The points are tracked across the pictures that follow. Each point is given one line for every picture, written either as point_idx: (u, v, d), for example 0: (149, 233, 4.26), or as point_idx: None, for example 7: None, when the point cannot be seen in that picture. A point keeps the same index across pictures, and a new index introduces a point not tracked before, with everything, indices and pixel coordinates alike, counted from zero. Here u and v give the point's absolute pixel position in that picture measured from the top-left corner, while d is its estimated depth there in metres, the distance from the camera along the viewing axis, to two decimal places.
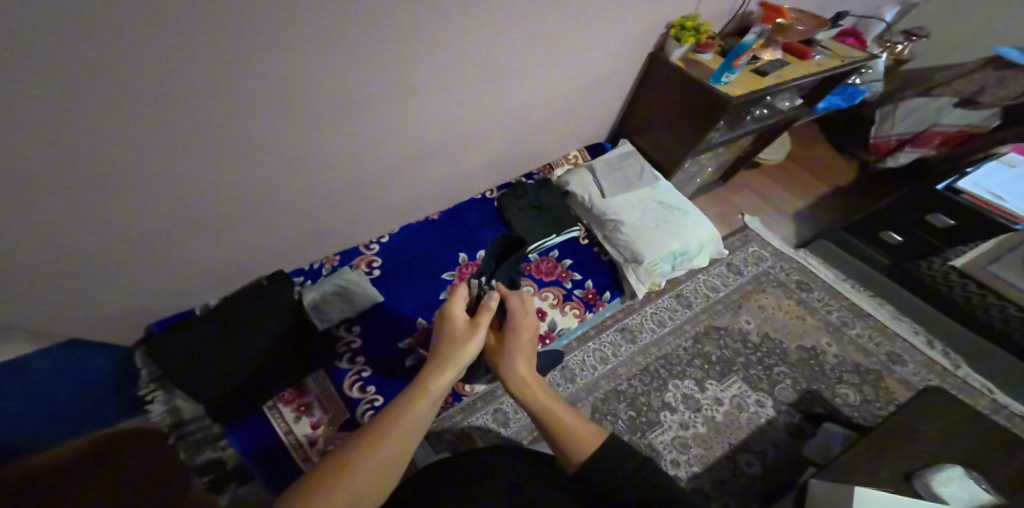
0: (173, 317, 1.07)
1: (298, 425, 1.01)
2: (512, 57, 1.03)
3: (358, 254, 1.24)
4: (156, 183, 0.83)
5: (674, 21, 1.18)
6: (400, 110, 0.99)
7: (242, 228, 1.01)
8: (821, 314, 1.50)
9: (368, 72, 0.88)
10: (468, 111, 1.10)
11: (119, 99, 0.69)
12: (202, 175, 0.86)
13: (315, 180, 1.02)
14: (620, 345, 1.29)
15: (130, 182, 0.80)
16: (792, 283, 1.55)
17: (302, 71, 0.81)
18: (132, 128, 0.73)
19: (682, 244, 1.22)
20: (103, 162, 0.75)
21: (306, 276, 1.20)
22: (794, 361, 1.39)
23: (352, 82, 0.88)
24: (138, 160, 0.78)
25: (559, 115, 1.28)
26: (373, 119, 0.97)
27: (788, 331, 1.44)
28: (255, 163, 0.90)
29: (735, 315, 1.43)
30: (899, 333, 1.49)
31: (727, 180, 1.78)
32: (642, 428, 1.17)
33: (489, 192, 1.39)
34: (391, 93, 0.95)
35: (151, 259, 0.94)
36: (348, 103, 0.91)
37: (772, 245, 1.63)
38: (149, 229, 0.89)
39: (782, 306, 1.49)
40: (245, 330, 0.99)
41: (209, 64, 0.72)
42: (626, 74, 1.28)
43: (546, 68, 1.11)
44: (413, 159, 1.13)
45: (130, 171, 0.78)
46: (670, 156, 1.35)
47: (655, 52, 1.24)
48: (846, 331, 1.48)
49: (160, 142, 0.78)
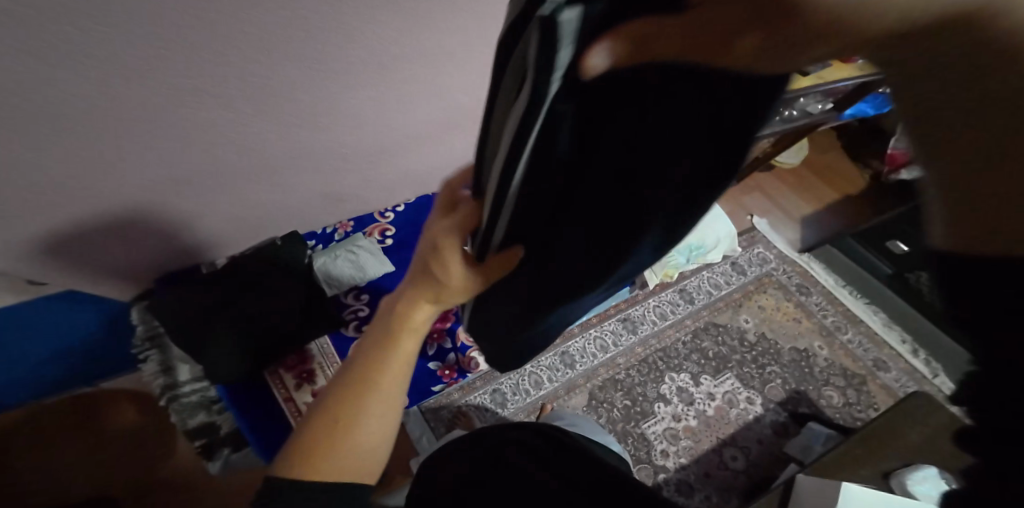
0: (173, 273, 1.03)
1: (298, 393, 1.00)
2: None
3: (371, 221, 1.20)
4: (166, 143, 0.79)
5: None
6: (426, 76, 0.94)
7: (252, 189, 0.97)
8: (816, 317, 1.53)
9: (392, 39, 0.82)
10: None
11: (132, 51, 0.64)
12: (212, 133, 0.81)
13: (332, 145, 0.97)
14: (620, 334, 1.29)
15: (137, 138, 0.75)
16: (792, 286, 1.56)
17: (330, 33, 0.75)
18: (143, 87, 0.69)
19: (699, 238, 1.24)
20: (106, 114, 0.70)
21: (317, 241, 1.16)
22: (786, 362, 1.42)
23: (380, 45, 0.82)
24: (148, 118, 0.73)
25: None
26: (395, 83, 0.92)
27: (783, 332, 1.46)
28: (268, 123, 0.85)
29: (734, 314, 1.44)
30: (887, 341, 1.53)
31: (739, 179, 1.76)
32: (636, 418, 1.20)
33: None
34: (418, 59, 0.89)
35: (159, 218, 0.91)
36: (373, 67, 0.86)
37: (778, 248, 1.62)
38: (155, 188, 0.85)
39: (780, 307, 1.51)
40: (256, 296, 0.98)
41: (235, 20, 0.66)
42: None
43: None
44: (434, 129, 1.08)
45: (140, 129, 0.74)
46: None
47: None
48: (837, 335, 1.51)
49: (171, 99, 0.73)
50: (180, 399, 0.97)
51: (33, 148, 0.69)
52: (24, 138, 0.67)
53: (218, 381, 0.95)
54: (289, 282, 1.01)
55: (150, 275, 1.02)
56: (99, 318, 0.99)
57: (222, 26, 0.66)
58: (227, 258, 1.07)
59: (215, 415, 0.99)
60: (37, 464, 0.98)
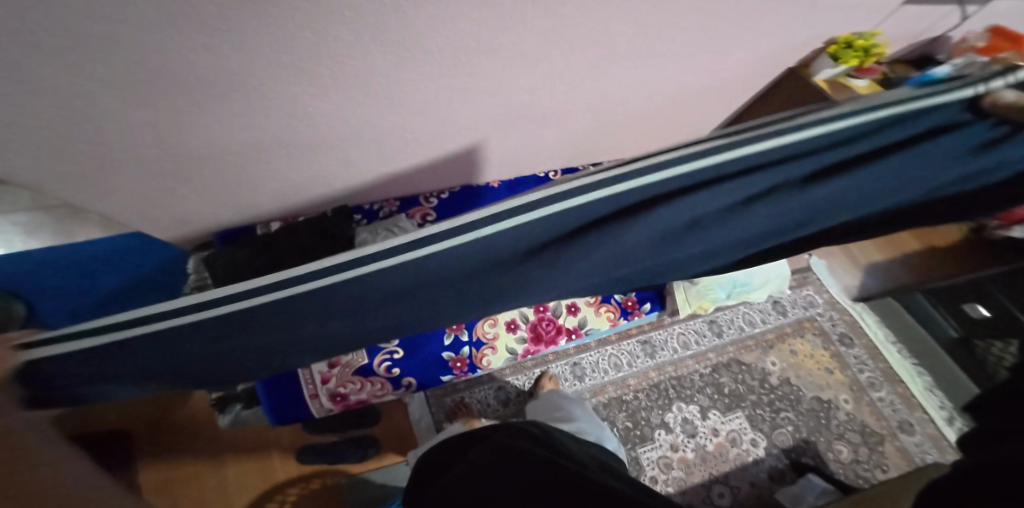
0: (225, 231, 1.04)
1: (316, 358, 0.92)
2: (627, 38, 0.87)
3: (415, 203, 1.10)
4: (221, 116, 0.77)
5: (842, 38, 1.10)
6: (490, 69, 0.85)
7: (296, 166, 0.95)
8: (850, 371, 1.45)
9: (465, 34, 0.75)
10: (558, 85, 0.95)
11: (175, 28, 0.59)
12: (254, 111, 0.78)
13: (384, 132, 0.93)
14: (637, 356, 1.29)
15: (181, 109, 0.73)
16: (834, 334, 1.49)
17: (390, 27, 0.69)
18: (201, 64, 0.65)
19: (745, 275, 1.16)
20: (139, 84, 0.66)
21: (362, 216, 1.07)
22: (803, 410, 1.37)
23: (441, 37, 0.74)
24: (206, 91, 0.71)
25: (652, 116, 1.16)
26: (456, 71, 0.83)
27: (809, 381, 1.41)
28: (320, 105, 0.81)
29: (762, 354, 1.39)
30: (922, 404, 1.44)
31: None
32: (634, 441, 1.21)
33: (552, 173, 1.24)
34: (482, 48, 0.80)
35: (217, 182, 0.92)
36: (423, 56, 0.77)
37: (829, 292, 1.55)
38: (210, 151, 0.84)
39: (814, 355, 1.44)
40: (294, 263, 0.94)
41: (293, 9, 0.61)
42: (746, 78, 1.14)
43: (661, 70, 1.00)
44: (488, 128, 1.02)
45: (198, 99, 0.72)
46: None
47: (788, 76, 1.21)
48: (869, 392, 1.44)
49: (211, 78, 0.69)
50: None
51: (79, 108, 0.67)
52: (87, 98, 0.66)
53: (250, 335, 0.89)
54: (323, 251, 0.97)
55: (206, 231, 1.06)
56: (156, 264, 1.08)
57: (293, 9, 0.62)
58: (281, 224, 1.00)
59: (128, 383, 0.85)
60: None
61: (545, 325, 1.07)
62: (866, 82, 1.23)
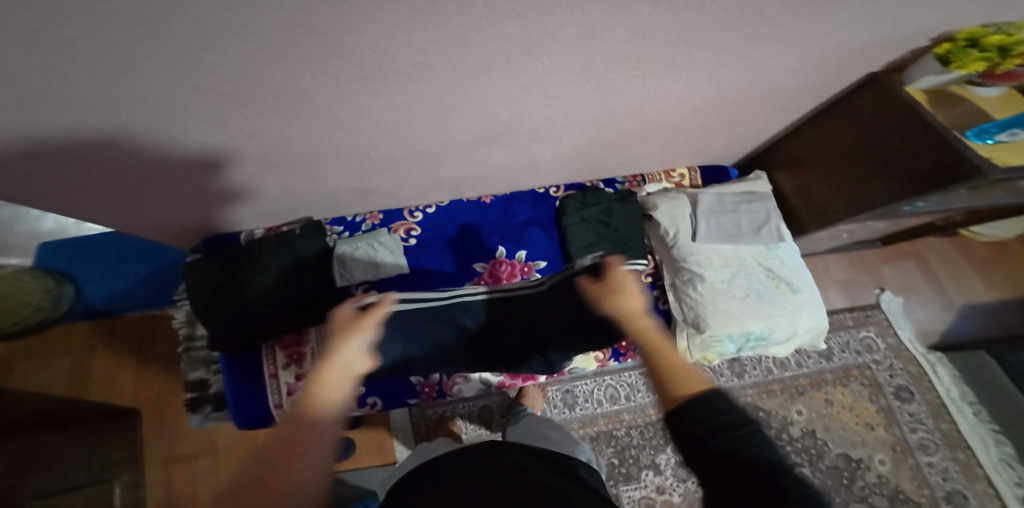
0: (213, 234, 0.99)
1: (286, 373, 0.89)
2: (625, 41, 0.69)
3: (400, 217, 1.05)
4: (157, 138, 0.68)
5: (962, 33, 0.82)
6: (459, 84, 0.72)
7: (266, 187, 0.90)
8: (898, 428, 1.20)
9: (412, 47, 0.61)
10: (543, 98, 0.80)
11: (63, 65, 0.52)
12: (198, 139, 0.71)
13: (355, 154, 0.86)
14: (638, 390, 1.18)
15: (112, 140, 0.67)
16: (889, 387, 1.24)
17: (323, 50, 0.58)
18: (106, 93, 0.57)
19: (767, 327, 0.99)
20: (51, 120, 0.60)
21: (345, 229, 1.04)
22: (824, 467, 1.14)
23: (388, 60, 0.63)
24: (121, 115, 0.62)
25: (677, 128, 0.98)
26: (419, 90, 0.72)
27: (842, 436, 1.17)
28: (270, 128, 0.73)
29: (787, 402, 1.18)
30: (989, 479, 1.16)
31: (887, 242, 1.40)
32: (618, 478, 1.12)
33: (554, 189, 1.11)
34: (445, 66, 0.67)
35: (181, 202, 0.86)
36: (373, 77, 0.66)
37: (896, 337, 1.29)
38: (161, 174, 0.78)
39: (854, 408, 1.20)
40: (261, 281, 0.89)
41: (189, 34, 0.52)
42: (808, 80, 0.90)
43: (679, 76, 0.82)
44: (472, 143, 0.90)
45: (118, 125, 0.64)
46: (817, 215, 1.10)
47: (868, 86, 0.94)
48: (917, 456, 1.18)
49: (130, 110, 0.61)
50: (194, 351, 0.92)
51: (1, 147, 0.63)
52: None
53: (219, 347, 0.87)
54: (291, 269, 0.92)
55: None
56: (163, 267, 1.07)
57: (185, 31, 0.51)
58: (265, 230, 1.00)
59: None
60: (45, 377, 0.93)
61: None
62: (1002, 89, 0.93)
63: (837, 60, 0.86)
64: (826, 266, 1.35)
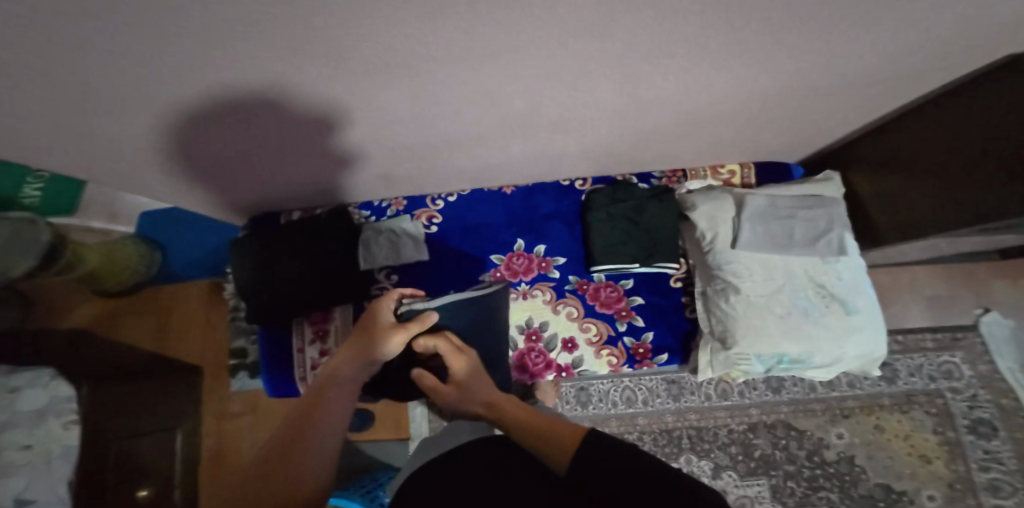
0: (257, 214, 1.08)
1: (313, 348, 0.99)
2: (649, 34, 0.57)
3: (422, 204, 1.05)
4: (179, 143, 0.72)
5: None
6: (465, 89, 0.68)
7: (293, 178, 0.93)
8: (964, 465, 1.05)
9: (404, 62, 0.58)
10: (557, 93, 0.71)
11: (83, 99, 0.56)
12: (220, 146, 0.75)
13: (370, 149, 0.85)
14: (658, 394, 1.07)
15: (149, 151, 0.73)
16: (964, 418, 1.07)
17: (314, 72, 0.57)
18: (128, 117, 0.62)
19: (806, 350, 0.88)
20: (91, 140, 0.66)
21: (372, 213, 1.07)
22: (856, 495, 1.05)
23: (382, 75, 0.60)
24: (141, 128, 0.65)
25: (726, 122, 0.84)
26: (421, 96, 0.68)
27: (887, 466, 1.06)
28: (284, 134, 0.75)
29: (827, 423, 1.07)
30: None
31: (1007, 249, 1.14)
32: None
33: (581, 182, 1.04)
34: (441, 76, 0.63)
35: (220, 192, 0.93)
36: (371, 89, 0.64)
37: (989, 364, 1.09)
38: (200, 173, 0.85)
39: (910, 437, 1.07)
40: (292, 263, 0.97)
41: (180, 68, 0.53)
42: (909, 71, 0.71)
43: (726, 71, 0.69)
44: (489, 138, 0.85)
45: (144, 136, 0.68)
46: (905, 225, 0.91)
47: (983, 79, 0.72)
48: (981, 497, 1.04)
49: (152, 127, 0.66)
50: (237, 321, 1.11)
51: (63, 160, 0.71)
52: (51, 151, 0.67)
53: (256, 322, 0.98)
54: (317, 254, 0.97)
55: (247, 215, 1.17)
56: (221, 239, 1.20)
57: (175, 66, 0.52)
58: (301, 213, 1.07)
59: (24, 383, 0.76)
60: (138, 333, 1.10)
61: (532, 356, 0.97)
62: None
63: (952, 49, 0.66)
64: (912, 275, 1.15)
